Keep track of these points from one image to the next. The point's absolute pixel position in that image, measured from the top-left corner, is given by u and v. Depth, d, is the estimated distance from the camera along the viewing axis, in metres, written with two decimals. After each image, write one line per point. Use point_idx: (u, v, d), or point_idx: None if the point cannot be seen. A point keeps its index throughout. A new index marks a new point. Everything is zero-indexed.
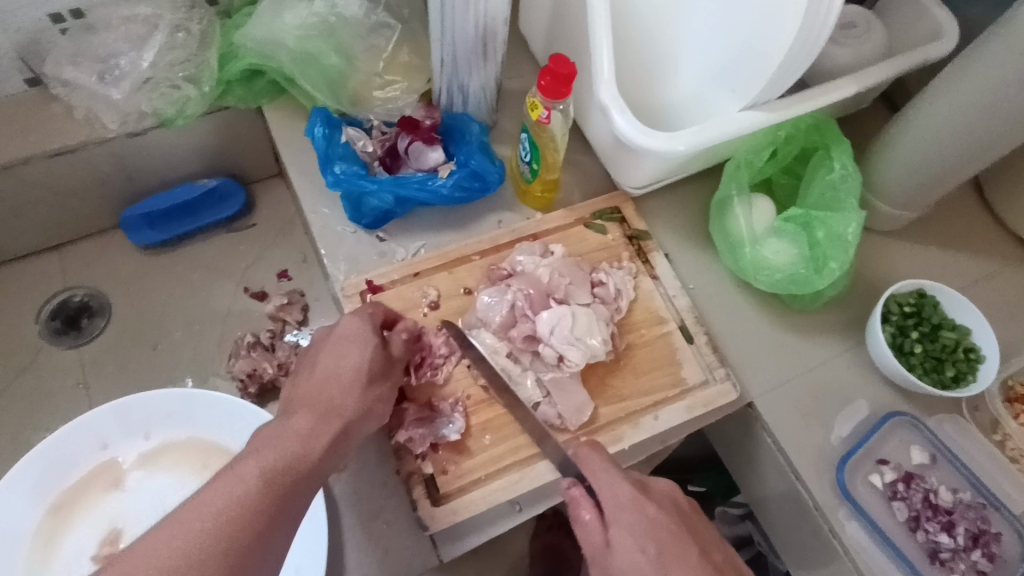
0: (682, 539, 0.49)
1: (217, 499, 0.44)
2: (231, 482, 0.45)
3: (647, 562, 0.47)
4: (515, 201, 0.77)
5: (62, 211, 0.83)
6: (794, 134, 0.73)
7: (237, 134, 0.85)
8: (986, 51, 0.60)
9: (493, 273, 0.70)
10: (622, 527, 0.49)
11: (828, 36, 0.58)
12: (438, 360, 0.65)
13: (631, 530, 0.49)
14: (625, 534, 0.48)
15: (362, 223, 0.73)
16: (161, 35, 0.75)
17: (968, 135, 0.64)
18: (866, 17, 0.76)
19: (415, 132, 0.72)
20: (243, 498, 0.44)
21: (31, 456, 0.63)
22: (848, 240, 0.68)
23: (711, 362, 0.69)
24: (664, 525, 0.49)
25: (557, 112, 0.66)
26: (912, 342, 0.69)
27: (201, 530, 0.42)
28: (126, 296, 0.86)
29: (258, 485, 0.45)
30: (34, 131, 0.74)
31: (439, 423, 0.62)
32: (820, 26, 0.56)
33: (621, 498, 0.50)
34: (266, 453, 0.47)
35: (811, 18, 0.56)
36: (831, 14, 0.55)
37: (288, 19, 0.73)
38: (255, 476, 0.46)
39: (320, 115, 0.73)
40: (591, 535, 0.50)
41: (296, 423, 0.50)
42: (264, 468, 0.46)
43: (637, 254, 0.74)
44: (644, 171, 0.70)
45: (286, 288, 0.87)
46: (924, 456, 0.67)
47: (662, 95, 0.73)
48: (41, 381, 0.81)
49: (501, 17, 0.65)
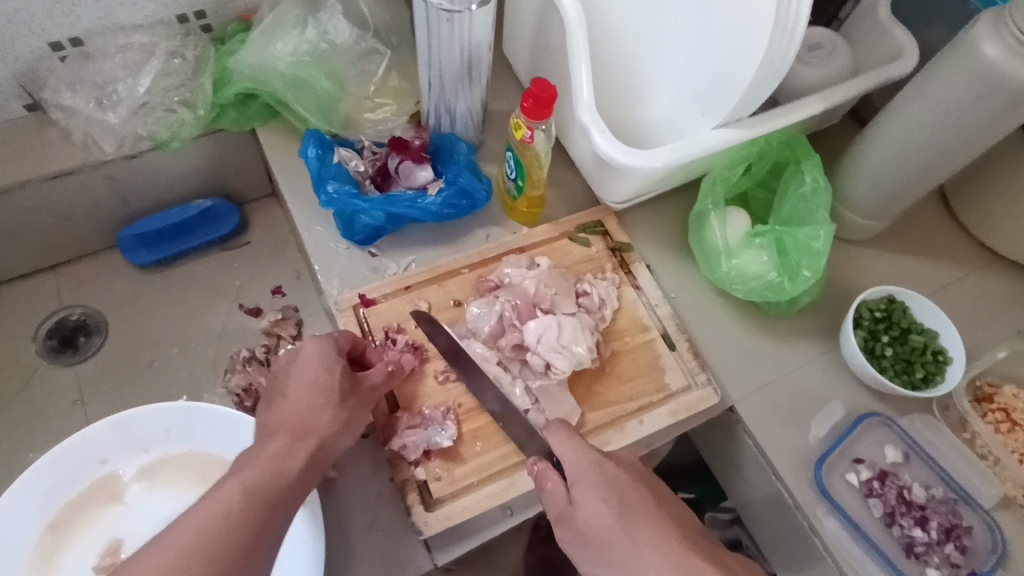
0: (640, 491, 0.52)
1: (198, 523, 0.47)
2: (198, 515, 0.47)
3: (611, 512, 0.50)
4: (503, 217, 0.80)
5: (58, 233, 0.85)
6: (767, 150, 0.77)
7: (231, 156, 0.87)
8: (941, 70, 0.64)
9: (482, 285, 0.73)
10: (583, 489, 0.53)
11: (790, 64, 0.62)
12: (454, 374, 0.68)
13: (594, 489, 0.52)
14: (588, 494, 0.52)
15: (354, 239, 0.76)
16: (157, 62, 0.78)
17: (928, 149, 0.68)
18: (832, 39, 0.81)
19: (405, 153, 0.76)
20: (230, 513, 0.48)
21: (35, 469, 0.64)
22: (818, 249, 0.71)
23: (693, 368, 0.72)
24: (628, 481, 0.53)
25: (540, 132, 0.69)
26: (883, 346, 0.72)
27: (188, 544, 0.46)
28: (123, 315, 0.88)
29: (240, 500, 0.49)
30: (34, 155, 0.77)
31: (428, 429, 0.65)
32: (785, 51, 0.61)
33: (583, 464, 0.54)
34: (246, 472, 0.51)
35: (777, 41, 0.60)
36: (792, 48, 0.60)
37: (280, 46, 0.76)
38: (235, 495, 0.49)
39: (313, 136, 0.75)
40: (557, 498, 0.54)
41: (272, 447, 0.54)
42: (245, 485, 0.50)
43: (620, 265, 0.77)
44: (624, 188, 0.73)
45: (280, 304, 0.89)
46: (897, 454, 0.71)
47: (641, 114, 0.76)
48: (38, 399, 0.82)
49: (486, 44, 0.69)
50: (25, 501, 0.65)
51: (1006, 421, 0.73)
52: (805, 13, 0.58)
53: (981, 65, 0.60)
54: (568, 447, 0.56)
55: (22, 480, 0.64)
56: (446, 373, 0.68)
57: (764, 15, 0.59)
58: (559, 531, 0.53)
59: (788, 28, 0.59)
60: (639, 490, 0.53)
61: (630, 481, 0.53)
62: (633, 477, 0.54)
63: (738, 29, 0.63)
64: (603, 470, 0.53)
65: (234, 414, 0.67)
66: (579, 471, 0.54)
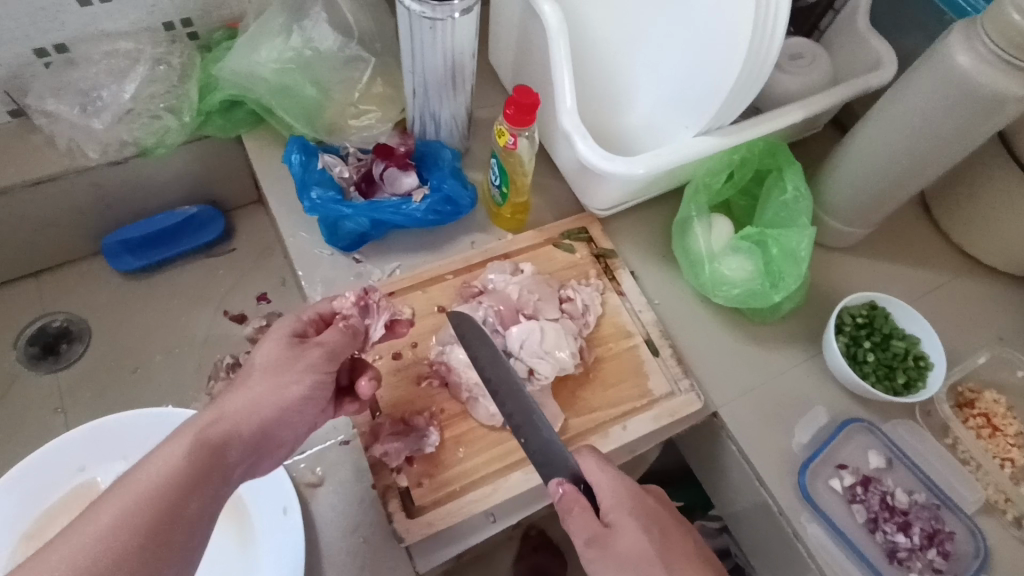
0: (676, 530, 0.53)
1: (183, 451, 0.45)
2: (183, 442, 0.46)
3: (653, 542, 0.51)
4: (487, 224, 0.80)
5: (40, 239, 0.84)
6: (749, 158, 0.78)
7: (216, 162, 0.87)
8: (917, 78, 0.65)
9: (466, 291, 0.73)
10: (622, 516, 0.52)
11: (769, 71, 0.63)
12: (438, 381, 0.68)
13: (634, 517, 0.52)
14: (630, 524, 0.51)
15: (338, 245, 0.75)
16: (142, 68, 0.78)
17: (907, 156, 0.69)
18: (811, 48, 0.82)
19: (389, 159, 0.76)
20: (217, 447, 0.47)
21: (17, 469, 0.65)
22: (801, 255, 0.72)
23: (676, 374, 0.72)
24: (664, 517, 0.54)
25: (523, 139, 0.69)
26: (865, 351, 0.73)
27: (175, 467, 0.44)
28: (106, 322, 0.87)
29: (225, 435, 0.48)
30: (16, 161, 0.76)
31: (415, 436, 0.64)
32: (763, 60, 0.62)
33: (622, 492, 0.54)
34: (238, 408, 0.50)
35: (755, 46, 0.60)
36: (770, 57, 0.61)
37: (265, 53, 0.77)
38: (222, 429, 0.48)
39: (296, 143, 0.76)
40: (590, 522, 0.52)
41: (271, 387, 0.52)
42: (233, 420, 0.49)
43: (604, 271, 0.78)
44: (607, 194, 0.74)
45: (265, 310, 0.89)
46: (880, 460, 0.71)
47: (623, 121, 0.77)
48: (18, 407, 0.81)
49: (469, 51, 0.69)
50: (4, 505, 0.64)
51: (987, 427, 0.73)
52: (782, 17, 0.58)
53: (954, 76, 0.61)
54: (607, 478, 0.54)
55: (6, 479, 0.65)
56: (429, 379, 0.68)
57: (742, 21, 0.60)
58: (587, 552, 0.51)
59: (766, 37, 0.59)
60: (674, 528, 0.53)
61: (663, 516, 0.54)
62: (665, 511, 0.55)
63: (716, 36, 0.63)
64: (642, 501, 0.54)
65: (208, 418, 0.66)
66: (622, 499, 0.53)
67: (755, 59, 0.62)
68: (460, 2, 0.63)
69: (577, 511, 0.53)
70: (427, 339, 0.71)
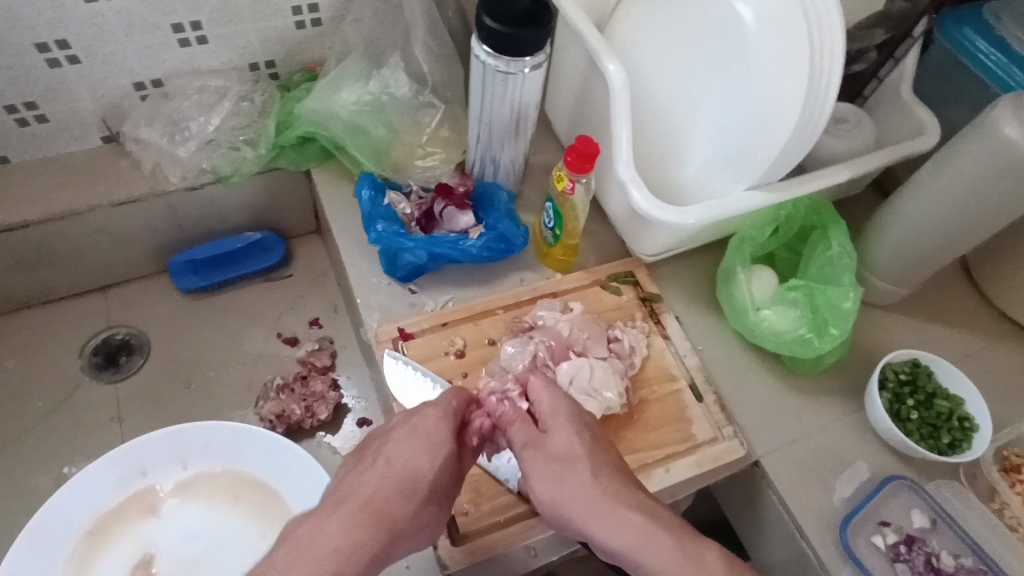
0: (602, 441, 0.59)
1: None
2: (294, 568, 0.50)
3: (580, 450, 0.57)
4: (538, 263, 0.84)
5: (115, 254, 0.90)
6: (795, 214, 0.81)
7: (284, 192, 0.92)
8: (963, 146, 0.68)
9: (516, 325, 0.76)
10: (556, 423, 0.59)
11: (825, 121, 0.67)
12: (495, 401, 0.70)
13: (567, 425, 0.59)
14: (563, 426, 0.59)
15: (396, 275, 0.79)
16: (228, 103, 0.84)
17: (955, 219, 0.71)
18: (857, 114, 0.86)
19: (449, 199, 0.80)
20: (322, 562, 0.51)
21: (87, 467, 0.67)
22: (847, 309, 0.74)
23: (719, 421, 0.73)
24: (595, 429, 0.60)
25: (580, 185, 0.74)
26: (908, 409, 0.73)
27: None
28: (165, 337, 0.91)
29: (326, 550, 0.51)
30: (106, 182, 0.83)
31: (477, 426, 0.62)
32: (819, 107, 0.66)
33: (560, 407, 0.60)
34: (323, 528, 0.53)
35: (812, 91, 0.65)
36: (826, 105, 0.66)
37: (343, 95, 0.82)
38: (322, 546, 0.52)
39: (367, 179, 0.81)
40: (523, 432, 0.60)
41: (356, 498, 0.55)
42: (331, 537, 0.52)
43: (649, 314, 0.80)
44: (660, 241, 0.77)
45: (316, 335, 0.92)
46: (924, 519, 0.71)
47: (677, 173, 0.78)
48: (76, 413, 0.85)
49: (533, 103, 0.74)
50: (72, 498, 0.66)
51: None
52: (837, 69, 0.64)
53: (1000, 145, 0.64)
54: (548, 392, 0.61)
55: (77, 477, 0.67)
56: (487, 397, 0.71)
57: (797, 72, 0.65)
58: (523, 453, 0.59)
59: (822, 86, 0.64)
60: (603, 442, 0.60)
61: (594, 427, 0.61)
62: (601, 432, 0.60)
63: (769, 99, 0.67)
64: (577, 418, 0.60)
65: (276, 437, 0.69)
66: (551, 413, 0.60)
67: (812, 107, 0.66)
68: (532, 59, 0.68)
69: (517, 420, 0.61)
70: (477, 370, 0.73)
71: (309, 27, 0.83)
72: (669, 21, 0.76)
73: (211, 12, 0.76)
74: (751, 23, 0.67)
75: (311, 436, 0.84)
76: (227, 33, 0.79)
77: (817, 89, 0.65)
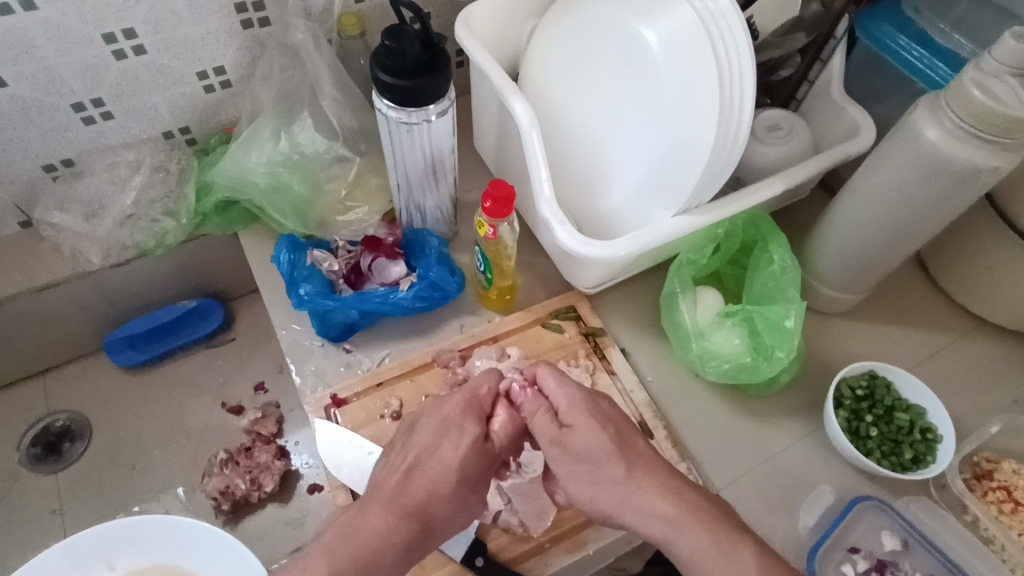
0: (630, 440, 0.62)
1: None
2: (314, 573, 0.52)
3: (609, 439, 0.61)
4: (476, 305, 0.81)
5: (47, 340, 0.87)
6: (734, 230, 0.78)
7: (215, 259, 0.90)
8: (889, 151, 0.65)
9: (452, 378, 0.73)
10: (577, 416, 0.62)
11: (745, 133, 0.64)
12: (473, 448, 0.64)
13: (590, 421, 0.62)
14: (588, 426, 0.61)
15: (328, 336, 0.76)
16: (142, 176, 0.81)
17: (887, 227, 0.69)
18: (790, 119, 0.82)
19: (378, 250, 0.78)
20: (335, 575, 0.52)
21: None
22: (791, 328, 0.70)
23: (672, 457, 0.71)
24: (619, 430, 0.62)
25: (503, 227, 0.71)
26: (867, 426, 0.70)
27: None
28: (107, 418, 0.89)
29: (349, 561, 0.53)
30: (25, 269, 0.80)
31: (497, 420, 0.64)
32: (732, 120, 0.63)
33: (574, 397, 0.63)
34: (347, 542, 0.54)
35: (725, 106, 0.62)
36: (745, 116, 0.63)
37: (255, 156, 0.80)
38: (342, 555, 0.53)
39: (286, 243, 0.78)
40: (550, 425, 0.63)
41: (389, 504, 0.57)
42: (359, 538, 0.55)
43: (593, 350, 0.77)
44: (594, 274, 0.74)
45: (261, 400, 0.91)
46: (895, 542, 0.67)
47: (605, 204, 0.75)
48: (21, 507, 0.84)
49: (447, 147, 0.71)
50: None
51: (1008, 501, 0.70)
52: (748, 81, 0.62)
53: (922, 150, 0.62)
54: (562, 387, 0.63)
55: None
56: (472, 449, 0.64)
57: (707, 88, 0.62)
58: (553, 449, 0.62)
59: (734, 99, 0.62)
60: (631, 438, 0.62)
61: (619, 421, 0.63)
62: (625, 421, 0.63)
63: (684, 119, 0.65)
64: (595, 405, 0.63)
65: (184, 520, 0.68)
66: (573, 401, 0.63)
67: (729, 121, 0.63)
68: (436, 106, 0.66)
69: (540, 413, 0.64)
70: None
71: (218, 90, 0.81)
72: (575, 50, 0.74)
73: (111, 88, 0.74)
74: (654, 46, 0.65)
75: (259, 507, 0.85)
76: (131, 106, 0.77)
77: (731, 104, 0.62)
